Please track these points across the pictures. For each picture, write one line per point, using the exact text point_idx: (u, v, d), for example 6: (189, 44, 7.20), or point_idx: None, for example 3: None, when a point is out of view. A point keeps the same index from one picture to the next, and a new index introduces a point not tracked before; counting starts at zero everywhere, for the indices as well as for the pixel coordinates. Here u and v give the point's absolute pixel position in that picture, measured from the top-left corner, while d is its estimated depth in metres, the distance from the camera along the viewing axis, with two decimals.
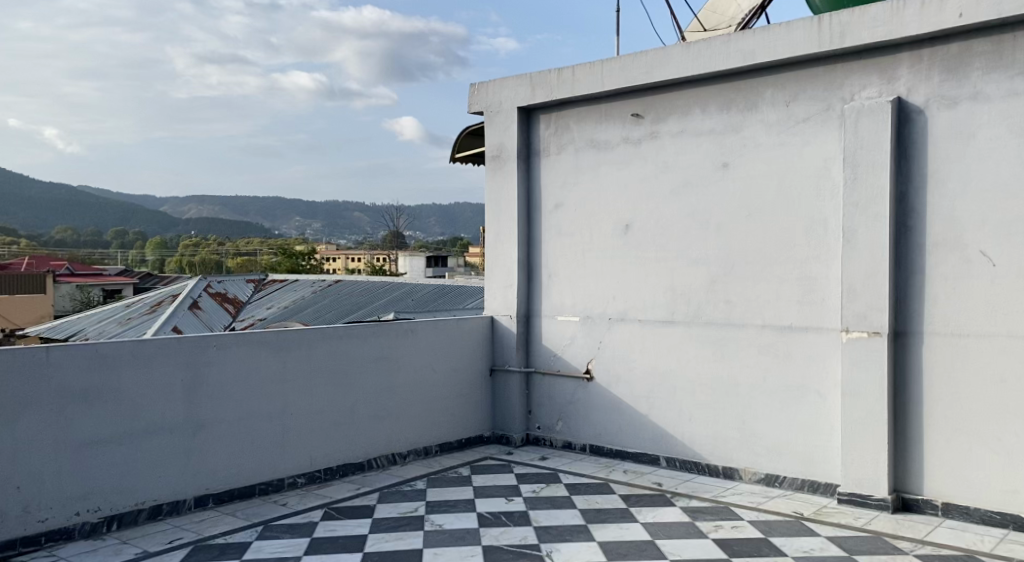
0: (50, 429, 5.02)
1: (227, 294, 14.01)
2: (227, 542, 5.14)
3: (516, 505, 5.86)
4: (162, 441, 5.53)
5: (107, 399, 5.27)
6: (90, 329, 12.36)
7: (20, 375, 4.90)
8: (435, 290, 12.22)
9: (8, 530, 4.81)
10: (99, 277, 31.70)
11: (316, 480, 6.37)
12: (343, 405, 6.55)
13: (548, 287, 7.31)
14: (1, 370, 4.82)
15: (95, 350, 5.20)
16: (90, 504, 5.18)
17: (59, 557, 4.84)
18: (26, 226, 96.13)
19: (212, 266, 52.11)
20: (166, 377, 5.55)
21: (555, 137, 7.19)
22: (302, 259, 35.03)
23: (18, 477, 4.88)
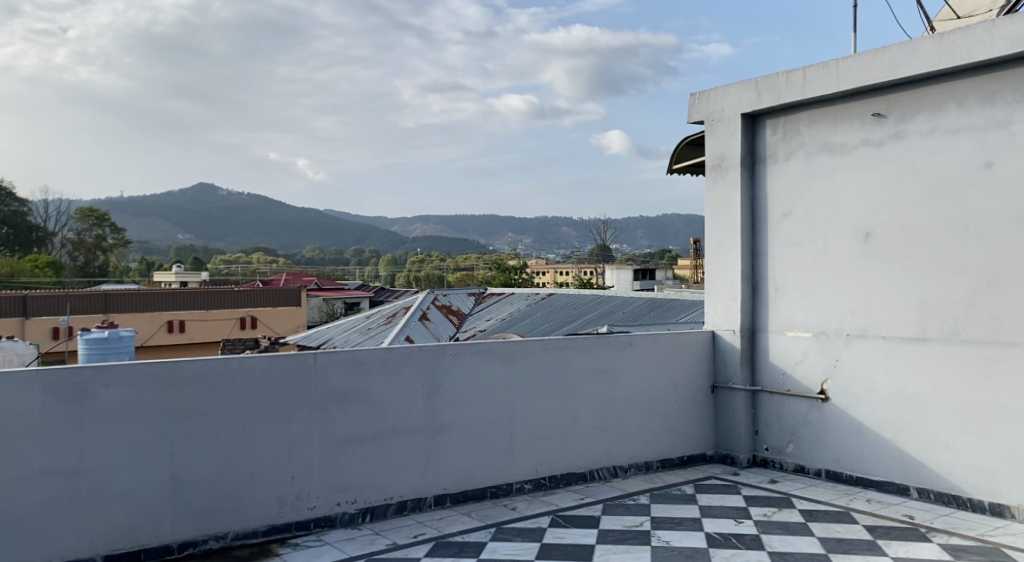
0: (315, 427, 5.48)
1: (450, 306, 14.72)
2: (464, 541, 5.33)
3: (747, 528, 5.60)
4: (406, 442, 5.85)
5: (361, 401, 5.66)
6: (337, 337, 13.47)
7: (290, 378, 5.40)
8: (649, 304, 12.06)
9: (284, 514, 5.35)
10: (340, 290, 34.69)
11: (542, 487, 6.46)
12: (566, 415, 6.60)
13: (776, 300, 6.95)
14: (278, 373, 5.35)
15: (350, 356, 5.61)
16: (348, 496, 5.60)
17: (324, 542, 5.27)
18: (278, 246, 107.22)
19: (435, 280, 55.11)
20: (408, 384, 5.86)
21: (783, 142, 6.86)
22: (516, 273, 36.06)
23: (293, 468, 5.40)
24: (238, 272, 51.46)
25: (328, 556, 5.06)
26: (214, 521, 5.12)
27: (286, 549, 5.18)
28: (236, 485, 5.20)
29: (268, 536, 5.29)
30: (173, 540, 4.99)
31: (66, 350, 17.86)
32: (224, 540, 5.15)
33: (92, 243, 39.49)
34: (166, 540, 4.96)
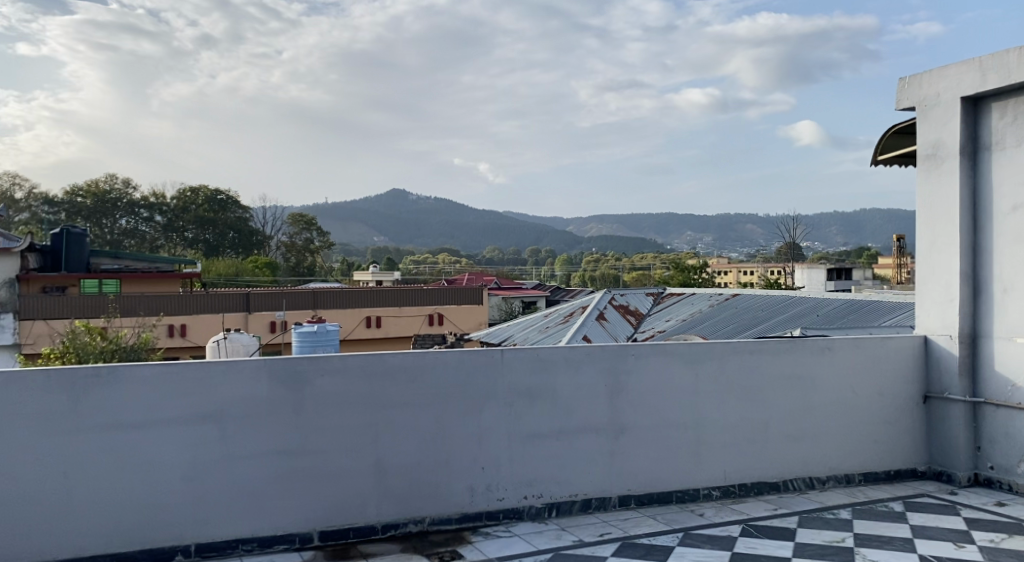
0: (504, 422, 5.52)
1: (628, 306, 14.51)
2: (651, 544, 5.17)
3: (969, 553, 5.05)
4: (590, 441, 5.76)
5: (545, 399, 5.63)
6: (517, 335, 13.64)
7: (478, 373, 5.45)
8: (845, 306, 11.30)
9: (475, 504, 5.42)
10: (519, 290, 35.31)
11: (732, 495, 6.17)
12: (757, 420, 6.26)
13: (1003, 303, 6.26)
14: (467, 368, 5.41)
15: (535, 354, 5.58)
16: (535, 490, 5.59)
17: (513, 533, 5.30)
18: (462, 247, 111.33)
19: (611, 279, 54.82)
20: (593, 382, 5.77)
21: (1013, 127, 6.16)
22: (695, 273, 35.06)
23: (482, 459, 5.46)
24: (427, 272, 53.54)
25: (517, 547, 5.07)
26: (412, 505, 5.27)
27: (478, 537, 5.23)
28: (431, 472, 5.32)
29: (461, 524, 5.38)
30: (378, 521, 5.19)
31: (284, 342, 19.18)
32: (422, 524, 5.29)
33: (302, 245, 41.23)
34: (370, 521, 5.17)
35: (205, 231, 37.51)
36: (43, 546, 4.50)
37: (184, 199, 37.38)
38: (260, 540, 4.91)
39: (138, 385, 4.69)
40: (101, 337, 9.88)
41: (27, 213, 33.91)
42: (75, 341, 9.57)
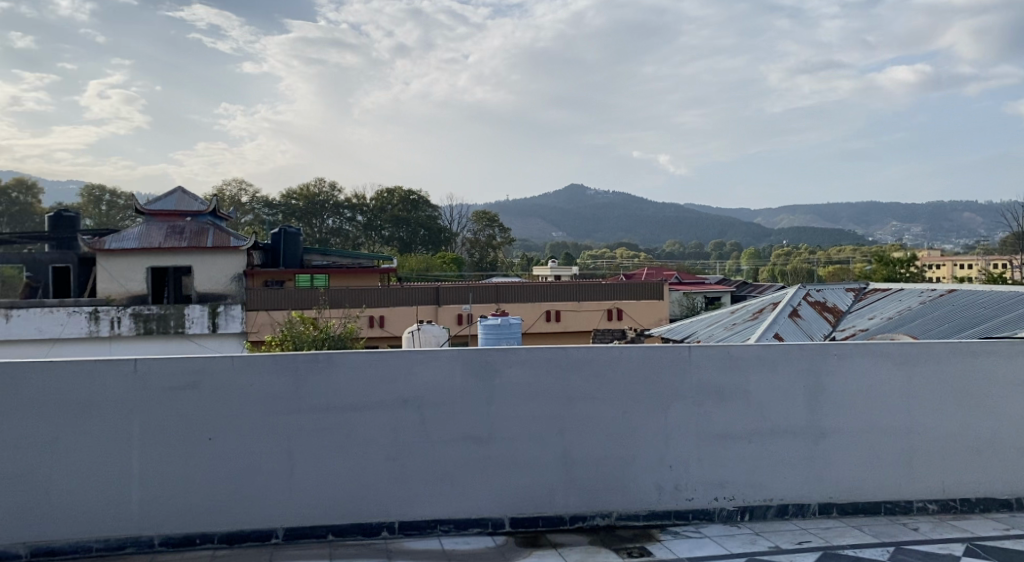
0: (693, 419, 5.21)
1: (826, 303, 13.56)
2: (857, 557, 4.69)
3: None
4: (787, 444, 5.32)
5: (737, 399, 5.25)
6: (701, 332, 12.96)
7: (666, 370, 5.17)
8: None
9: (664, 501, 5.17)
10: (704, 285, 34.04)
11: (950, 510, 5.52)
12: (982, 431, 5.53)
13: None
14: (654, 366, 5.15)
15: (726, 351, 5.22)
16: (726, 492, 5.25)
17: (704, 535, 5.00)
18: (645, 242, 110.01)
19: (803, 275, 51.85)
20: (790, 383, 5.31)
21: None
22: (901, 267, 32.28)
23: (670, 457, 5.19)
24: (606, 267, 53.28)
25: (709, 549, 4.78)
26: (600, 498, 5.10)
27: (666, 536, 4.99)
28: (619, 467, 5.13)
29: (649, 521, 5.15)
30: (566, 512, 5.06)
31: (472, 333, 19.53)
32: (609, 518, 5.11)
33: (486, 241, 41.97)
34: (558, 512, 5.05)
35: (399, 229, 39.13)
36: (265, 516, 4.74)
37: (381, 198, 39.12)
38: (456, 522, 4.93)
39: (339, 371, 4.81)
40: (314, 326, 10.44)
41: (251, 215, 37.99)
42: (293, 330, 10.20)
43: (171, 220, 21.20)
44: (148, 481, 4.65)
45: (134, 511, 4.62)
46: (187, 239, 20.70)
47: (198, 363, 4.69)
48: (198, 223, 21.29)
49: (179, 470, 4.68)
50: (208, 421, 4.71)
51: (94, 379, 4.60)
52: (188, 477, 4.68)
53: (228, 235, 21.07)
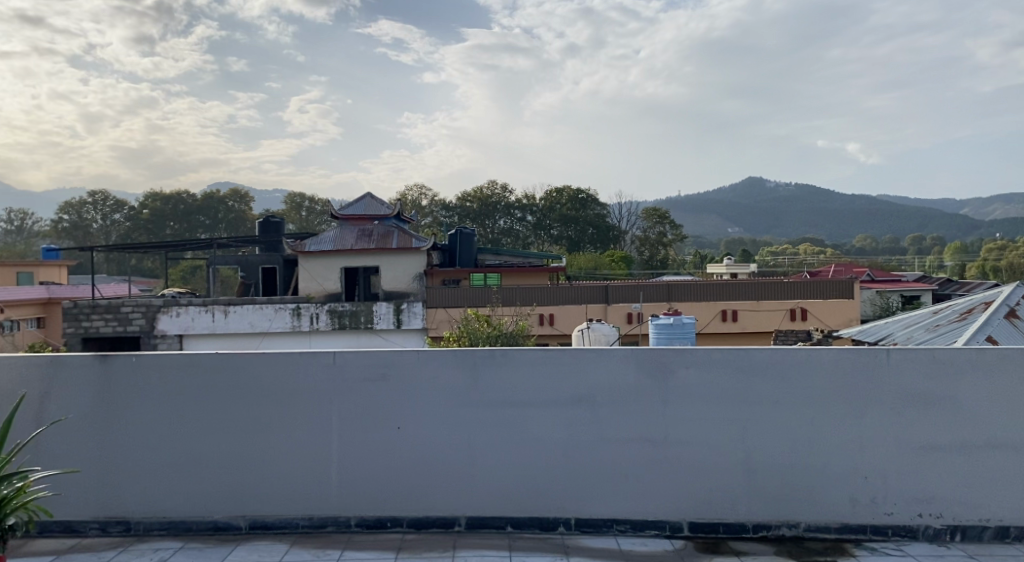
0: (892, 427, 4.68)
1: None
2: None
3: None
4: (1007, 460, 4.65)
5: (944, 407, 4.65)
6: (900, 334, 11.87)
7: (861, 374, 4.67)
8: None
9: (858, 515, 4.69)
10: (902, 284, 31.50)
11: None
12: None
13: None
14: (845, 370, 4.67)
15: (931, 354, 4.64)
16: (933, 508, 4.67)
17: (906, 554, 4.49)
18: (833, 238, 103.76)
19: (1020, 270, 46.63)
20: (1009, 392, 4.62)
21: None
22: None
23: (866, 468, 4.70)
24: (787, 264, 50.64)
25: None
26: (787, 507, 4.69)
27: (863, 552, 4.52)
28: (809, 475, 4.70)
29: (843, 535, 4.68)
30: (749, 520, 4.70)
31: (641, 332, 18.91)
32: (797, 529, 4.69)
33: (656, 238, 41.01)
34: (740, 519, 4.70)
35: (568, 228, 38.86)
36: (448, 505, 4.74)
37: (551, 199, 39.15)
38: (634, 523, 4.71)
39: (517, 368, 4.72)
40: (488, 323, 10.51)
41: (431, 218, 39.68)
42: (468, 327, 10.33)
43: (363, 223, 22.81)
44: (344, 466, 4.78)
45: (331, 492, 4.77)
46: (374, 242, 21.77)
47: (387, 355, 4.75)
48: (385, 226, 22.60)
49: (369, 458, 4.77)
50: (397, 410, 4.77)
51: (293, 368, 4.78)
52: (378, 464, 4.76)
53: (411, 236, 21.99)
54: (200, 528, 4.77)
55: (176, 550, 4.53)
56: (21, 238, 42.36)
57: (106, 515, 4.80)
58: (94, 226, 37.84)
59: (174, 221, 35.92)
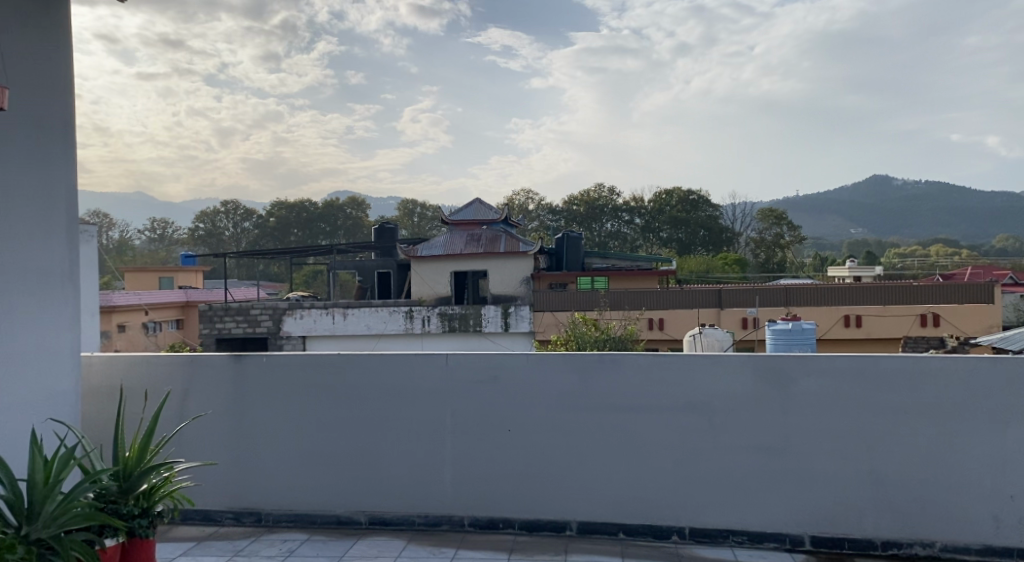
0: None
1: None
2: None
3: None
4: None
5: None
6: None
7: (1003, 386, 4.42)
8: None
9: (1002, 536, 4.42)
10: None
11: None
12: None
13: None
14: (985, 381, 4.44)
15: None
16: None
17: None
18: (966, 238, 97.80)
19: None
20: None
21: None
22: None
23: (1010, 486, 4.43)
24: (918, 266, 48.03)
25: None
26: (920, 525, 4.50)
27: None
28: (945, 491, 4.48)
29: (983, 558, 4.43)
30: (877, 536, 4.53)
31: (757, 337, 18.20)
32: (931, 548, 4.49)
33: (772, 240, 39.79)
34: (867, 535, 4.54)
35: (678, 230, 38.20)
36: (561, 508, 4.81)
37: (660, 201, 38.72)
38: (752, 534, 4.64)
39: (631, 373, 4.75)
40: (595, 326, 10.48)
41: (537, 222, 40.04)
42: (575, 330, 10.35)
43: (471, 228, 23.33)
44: (459, 466, 4.92)
45: (447, 492, 4.93)
46: (483, 248, 22.24)
47: (499, 358, 4.88)
48: (492, 231, 23.01)
49: (483, 459, 4.90)
50: (509, 413, 4.88)
51: (410, 370, 4.98)
52: (494, 466, 4.89)
53: (517, 240, 22.28)
54: (324, 522, 5.02)
55: (302, 542, 4.78)
56: (162, 246, 45.29)
57: (240, 506, 5.13)
58: (226, 234, 40.10)
59: (297, 229, 37.63)
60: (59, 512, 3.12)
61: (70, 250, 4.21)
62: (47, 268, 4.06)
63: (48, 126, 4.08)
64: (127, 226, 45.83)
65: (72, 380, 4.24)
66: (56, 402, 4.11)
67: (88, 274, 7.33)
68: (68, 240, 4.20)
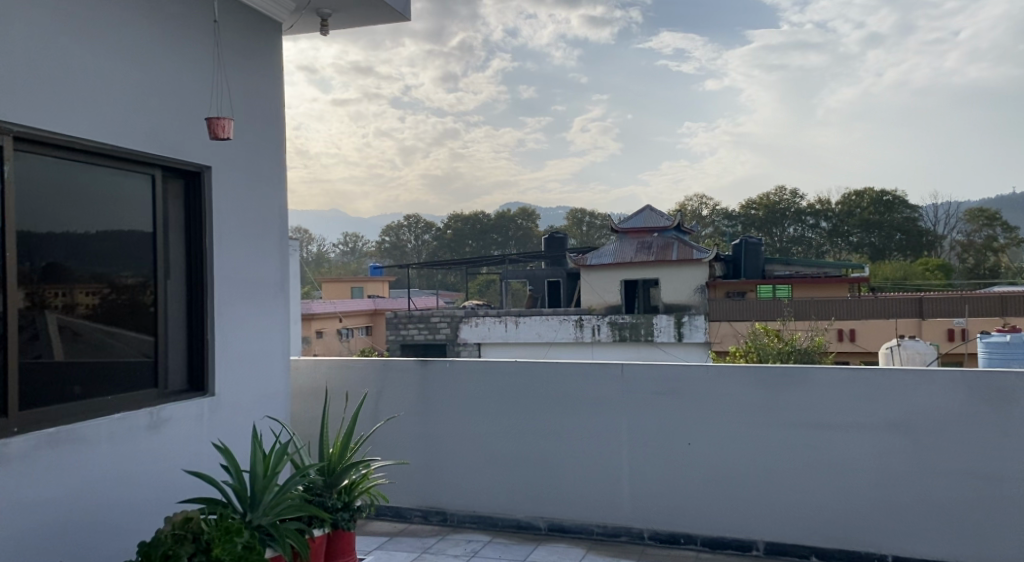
0: None
1: None
2: None
3: None
4: None
5: None
6: None
7: None
8: None
9: None
10: None
11: None
12: None
13: None
14: None
15: None
16: None
17: None
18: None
19: None
20: None
21: None
22: None
23: None
24: None
25: None
26: None
27: None
28: None
29: None
30: None
31: (968, 351, 16.35)
32: None
33: (982, 243, 36.51)
34: None
35: (871, 234, 35.76)
36: (745, 527, 4.70)
37: (849, 203, 36.72)
38: None
39: (824, 388, 4.57)
40: (779, 338, 10.08)
41: (712, 227, 39.38)
42: (757, 341, 10.02)
43: (642, 236, 23.16)
44: (637, 478, 4.93)
45: (626, 503, 4.94)
46: (655, 255, 22.03)
47: (680, 369, 4.85)
48: (664, 238, 22.69)
49: (661, 472, 4.88)
50: (690, 426, 4.83)
51: (590, 379, 5.04)
52: (674, 480, 4.85)
53: (691, 248, 21.87)
54: (506, 525, 5.19)
55: (485, 544, 4.96)
56: (354, 258, 48.30)
57: (427, 505, 5.41)
58: (409, 246, 42.24)
59: (472, 240, 38.95)
60: (276, 502, 3.43)
61: (280, 265, 4.62)
62: (263, 280, 4.49)
63: (262, 153, 4.51)
64: (323, 241, 49.33)
65: (283, 382, 4.64)
66: (270, 402, 4.53)
67: (295, 285, 7.99)
68: (279, 256, 4.61)
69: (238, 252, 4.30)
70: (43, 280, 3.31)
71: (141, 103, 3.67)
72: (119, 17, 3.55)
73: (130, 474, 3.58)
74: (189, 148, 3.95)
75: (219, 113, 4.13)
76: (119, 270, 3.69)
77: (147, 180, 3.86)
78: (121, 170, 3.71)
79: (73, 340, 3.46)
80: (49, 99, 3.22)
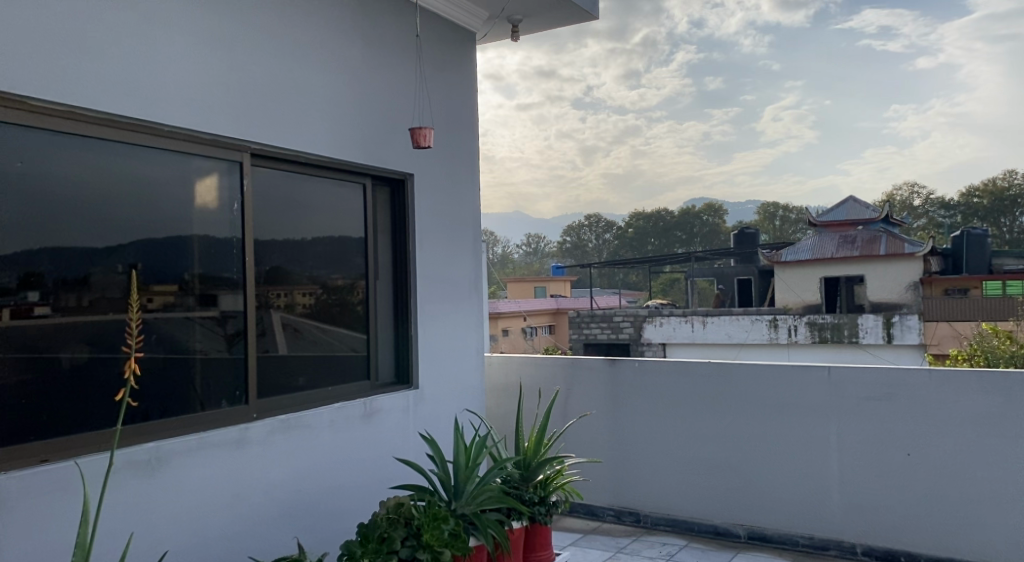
0: None
1: None
2: None
3: None
4: None
5: None
6: None
7: None
8: None
9: None
10: None
11: None
12: None
13: None
14: None
15: None
16: None
17: None
18: None
19: None
20: None
21: None
22: None
23: None
24: None
25: None
26: None
27: None
28: None
29: None
30: None
31: None
32: None
33: None
34: None
35: None
36: (971, 547, 4.31)
37: None
38: None
39: None
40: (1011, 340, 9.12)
41: (925, 218, 35.72)
42: (984, 343, 9.13)
43: (845, 229, 21.93)
44: (847, 489, 4.67)
45: (835, 514, 4.69)
46: (859, 249, 20.78)
47: (894, 373, 4.56)
48: (871, 231, 21.25)
49: (875, 483, 4.59)
50: (907, 435, 4.51)
51: (795, 382, 4.85)
52: (889, 491, 4.54)
53: (902, 242, 20.14)
54: (703, 531, 5.08)
55: (681, 548, 4.89)
56: (536, 258, 49.29)
57: (620, 504, 5.40)
58: (591, 245, 42.38)
59: (654, 238, 38.61)
60: (477, 492, 3.59)
61: (475, 266, 4.81)
62: (460, 281, 4.68)
63: (459, 160, 4.71)
64: (507, 242, 50.65)
65: (478, 377, 4.82)
66: (467, 398, 4.72)
67: None
68: (473, 257, 4.80)
69: (438, 255, 4.52)
70: (268, 282, 3.62)
71: (355, 117, 3.95)
72: (337, 40, 3.84)
73: (347, 461, 3.86)
74: (395, 158, 4.20)
75: (423, 124, 4.37)
76: (333, 272, 3.98)
77: (360, 189, 4.13)
78: (336, 181, 4.01)
79: (295, 337, 3.77)
80: (279, 119, 3.55)
